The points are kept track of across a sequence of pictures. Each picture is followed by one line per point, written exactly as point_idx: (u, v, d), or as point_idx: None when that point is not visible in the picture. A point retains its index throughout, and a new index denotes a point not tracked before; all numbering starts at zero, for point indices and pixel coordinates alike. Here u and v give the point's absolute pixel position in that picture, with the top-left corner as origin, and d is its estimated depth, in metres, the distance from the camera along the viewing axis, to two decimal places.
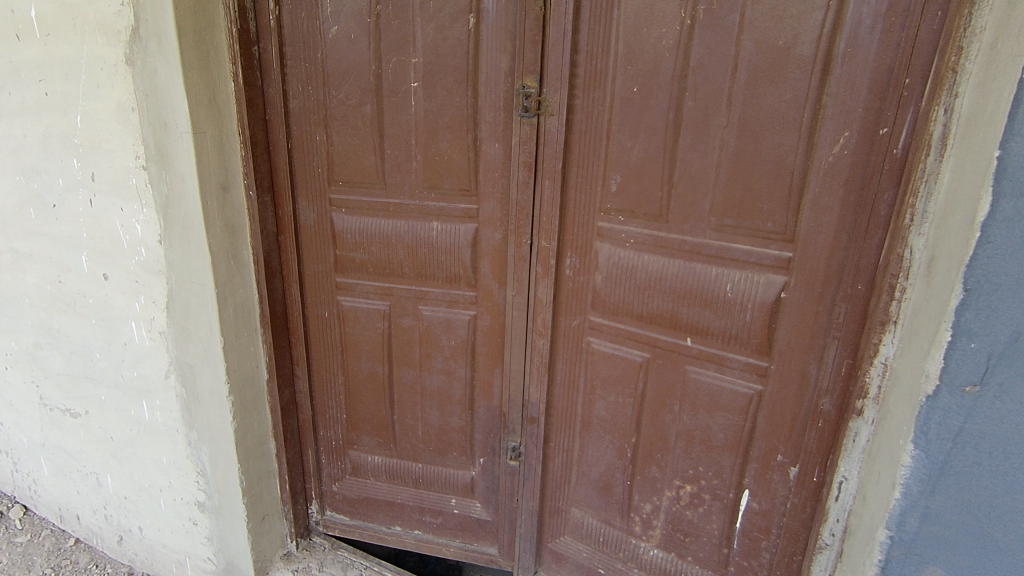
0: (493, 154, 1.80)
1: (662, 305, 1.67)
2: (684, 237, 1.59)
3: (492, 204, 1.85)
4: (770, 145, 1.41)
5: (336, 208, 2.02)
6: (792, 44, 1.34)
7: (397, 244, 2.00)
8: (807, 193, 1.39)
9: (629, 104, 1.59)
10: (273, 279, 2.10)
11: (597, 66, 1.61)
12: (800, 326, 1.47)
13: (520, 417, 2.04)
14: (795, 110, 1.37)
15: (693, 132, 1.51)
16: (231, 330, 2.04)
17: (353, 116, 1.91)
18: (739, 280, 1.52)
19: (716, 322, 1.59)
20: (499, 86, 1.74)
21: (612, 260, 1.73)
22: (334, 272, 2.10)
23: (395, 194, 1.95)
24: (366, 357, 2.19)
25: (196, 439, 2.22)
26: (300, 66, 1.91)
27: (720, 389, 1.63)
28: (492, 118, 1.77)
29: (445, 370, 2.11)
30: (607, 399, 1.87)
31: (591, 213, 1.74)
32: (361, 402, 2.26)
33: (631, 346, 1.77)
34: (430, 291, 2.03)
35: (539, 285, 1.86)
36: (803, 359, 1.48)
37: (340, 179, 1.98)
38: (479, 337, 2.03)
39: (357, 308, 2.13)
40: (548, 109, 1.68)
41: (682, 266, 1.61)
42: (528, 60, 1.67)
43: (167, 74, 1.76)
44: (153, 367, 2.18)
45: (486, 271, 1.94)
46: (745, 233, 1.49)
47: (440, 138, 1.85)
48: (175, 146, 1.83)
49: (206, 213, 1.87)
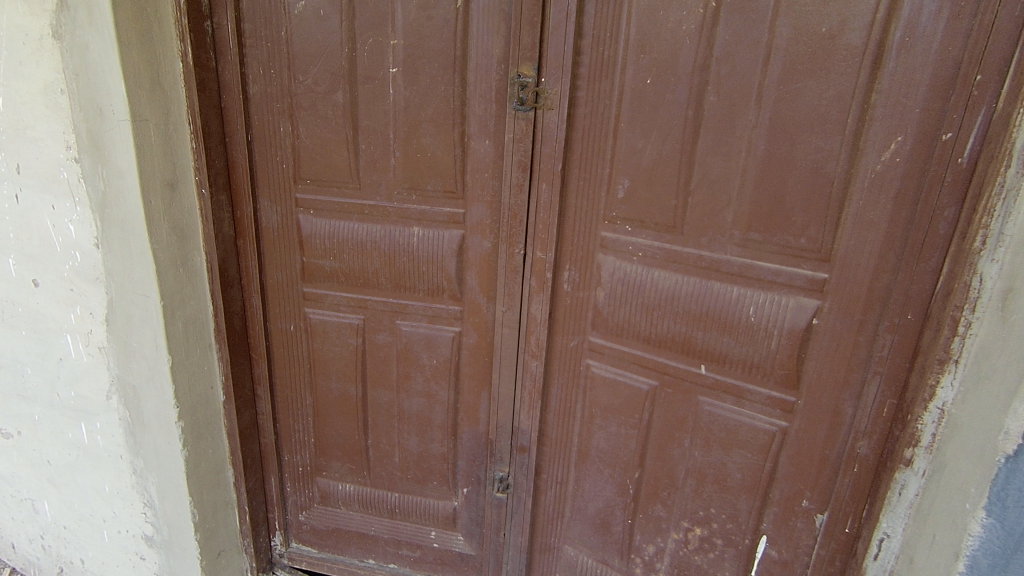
0: (482, 151, 1.59)
1: (673, 327, 1.48)
2: (701, 252, 1.39)
3: (481, 208, 1.64)
4: (806, 148, 1.22)
5: (303, 210, 1.78)
6: (837, 32, 1.14)
7: (372, 252, 1.77)
8: (849, 206, 1.20)
9: (641, 99, 1.39)
10: (230, 289, 1.85)
11: (604, 54, 1.41)
12: (833, 358, 1.28)
13: (509, 445, 1.84)
14: (839, 109, 1.17)
15: (716, 131, 1.32)
16: (181, 348, 1.79)
17: (322, 106, 1.67)
18: (764, 303, 1.34)
19: (735, 349, 1.40)
20: (491, 75, 1.52)
21: (616, 274, 1.53)
22: (301, 282, 1.86)
23: (370, 196, 1.72)
24: (336, 376, 1.96)
25: (142, 467, 1.97)
26: (260, 46, 1.65)
27: (738, 424, 1.44)
28: (482, 110, 1.55)
29: (425, 393, 1.90)
30: (608, 430, 1.67)
31: (593, 221, 1.54)
32: (330, 425, 2.02)
33: (637, 371, 1.58)
34: (410, 305, 1.81)
35: (533, 301, 1.66)
36: (837, 396, 1.29)
37: (308, 177, 1.74)
38: (464, 357, 1.82)
39: (326, 322, 1.90)
40: (547, 102, 1.47)
41: (698, 284, 1.42)
42: (524, 45, 1.45)
43: (101, 51, 1.50)
44: (93, 386, 1.93)
45: (472, 283, 1.72)
46: (773, 250, 1.30)
47: (421, 133, 1.62)
48: (112, 136, 1.56)
49: (148, 215, 1.61)
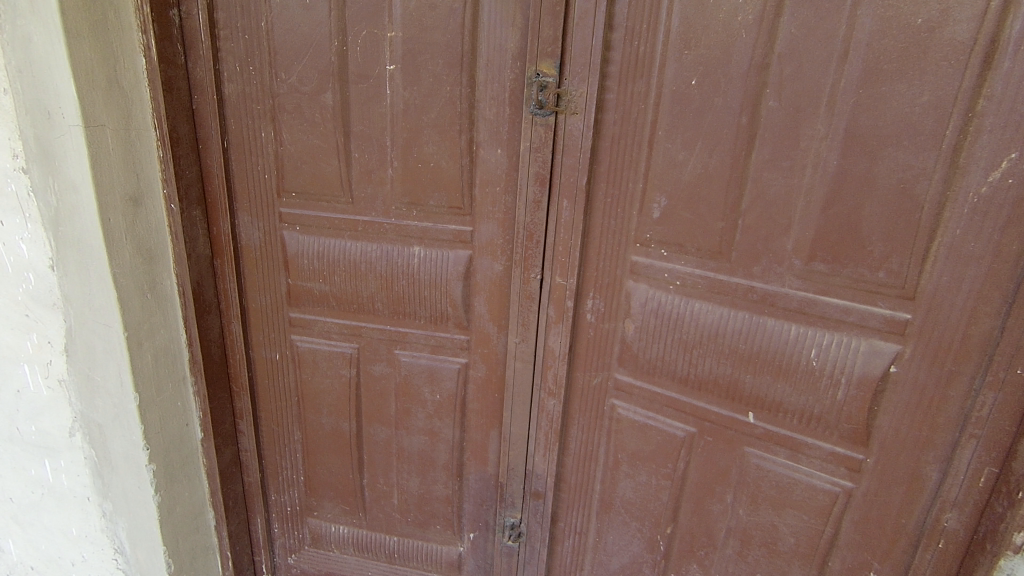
0: (493, 162, 1.38)
1: (716, 368, 1.27)
2: (753, 283, 1.19)
3: (491, 226, 1.43)
4: (890, 164, 1.02)
5: (288, 226, 1.56)
6: (936, 24, 0.94)
7: (366, 274, 1.56)
8: (941, 235, 1.00)
9: (684, 103, 1.17)
10: (206, 315, 1.63)
11: (640, 49, 1.19)
12: (914, 413, 1.09)
13: (521, 490, 1.64)
14: (934, 119, 0.97)
15: (776, 142, 1.11)
16: (151, 383, 1.57)
17: (308, 108, 1.44)
18: (829, 345, 1.13)
19: (790, 398, 1.20)
20: (504, 73, 1.31)
21: (649, 305, 1.32)
22: (287, 306, 1.65)
23: (364, 211, 1.51)
24: (327, 411, 1.75)
25: (111, 511, 1.77)
26: (236, 39, 1.42)
27: (794, 482, 1.25)
28: (493, 114, 1.34)
29: (427, 431, 1.70)
30: (636, 479, 1.47)
31: (622, 244, 1.33)
32: (322, 463, 1.82)
33: (671, 416, 1.38)
34: (410, 333, 1.60)
35: (551, 332, 1.45)
36: (917, 457, 1.11)
37: (293, 189, 1.53)
38: (471, 391, 1.62)
39: (316, 351, 1.69)
40: (570, 106, 1.27)
41: (747, 320, 1.21)
42: (545, 39, 1.24)
43: (47, 45, 1.26)
44: (54, 422, 1.68)
45: (481, 310, 1.52)
46: (843, 283, 1.10)
47: (423, 140, 1.41)
48: (63, 144, 1.33)
49: (108, 235, 1.39)
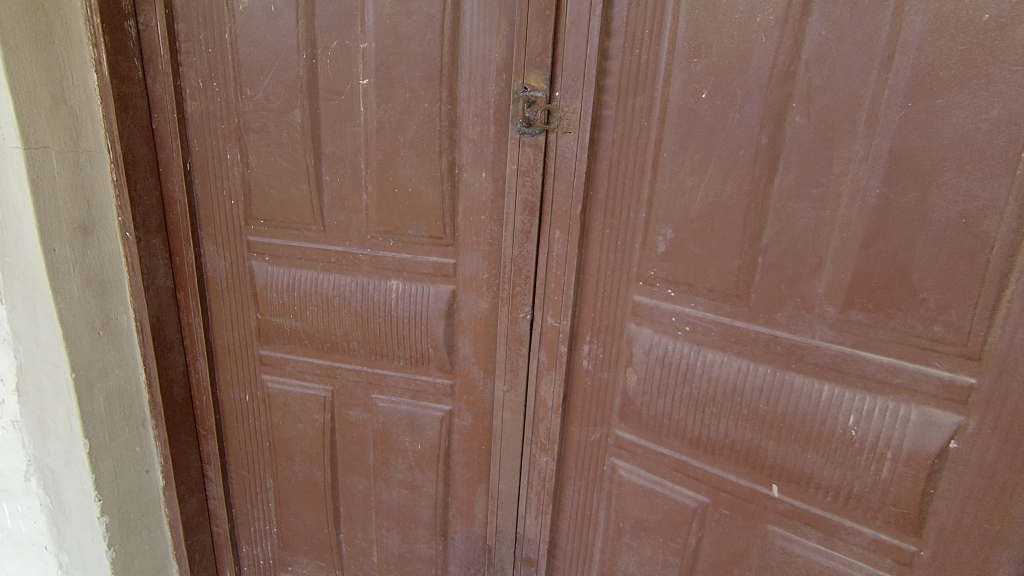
0: (477, 187, 1.22)
1: (734, 431, 1.08)
2: (776, 333, 1.00)
3: (476, 259, 1.26)
4: (948, 194, 0.82)
5: (256, 256, 1.42)
6: (1007, 21, 0.75)
7: (340, 310, 1.40)
8: (1016, 282, 0.80)
9: (693, 119, 0.99)
10: (168, 353, 1.49)
11: (641, 58, 1.02)
12: (981, 500, 0.88)
13: (511, 555, 1.46)
14: (1006, 138, 0.78)
15: (804, 166, 0.92)
16: (105, 427, 1.44)
17: (275, 127, 1.31)
18: (872, 411, 0.93)
19: (823, 471, 1.00)
20: (488, 87, 1.15)
21: (654, 353, 1.14)
22: (256, 343, 1.50)
23: (337, 240, 1.36)
24: (300, 459, 1.59)
25: (68, 563, 1.61)
26: (198, 52, 1.30)
27: (828, 572, 1.04)
28: (475, 133, 1.18)
29: (408, 484, 1.52)
30: (640, 552, 1.27)
31: (623, 282, 1.15)
32: (295, 515, 1.65)
33: (680, 482, 1.18)
34: (388, 375, 1.44)
35: (543, 380, 1.28)
36: (985, 554, 0.89)
37: (261, 216, 1.39)
38: (456, 442, 1.44)
39: (287, 392, 1.53)
40: (561, 124, 1.10)
41: (769, 376, 1.02)
42: (533, 49, 1.08)
43: None
44: (10, 465, 1.54)
45: (466, 352, 1.35)
46: (888, 337, 0.90)
47: (399, 162, 1.25)
48: (4, 168, 1.21)
49: (52, 267, 1.26)
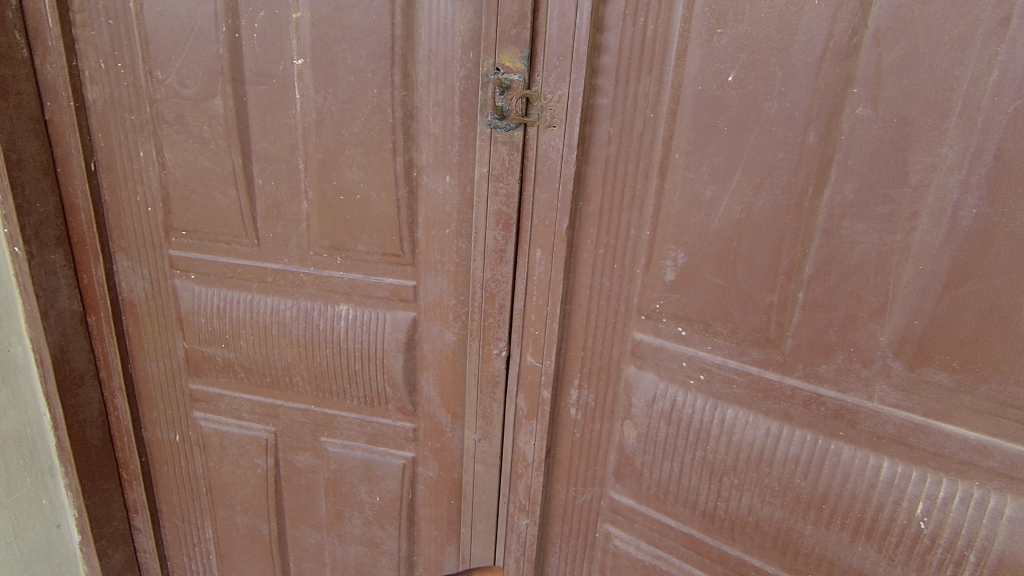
0: (440, 194, 0.97)
1: (760, 508, 0.85)
2: (821, 391, 0.76)
3: (440, 282, 1.02)
4: None
5: (179, 273, 1.18)
6: None
7: (279, 339, 1.16)
8: None
9: (715, 111, 0.75)
10: (77, 388, 1.25)
11: (648, 29, 0.78)
12: None
13: None
14: None
15: (867, 174, 0.68)
16: None
17: (194, 118, 1.06)
18: (949, 500, 0.71)
19: (878, 569, 0.78)
20: (451, 69, 0.90)
21: (659, 406, 0.90)
22: (185, 376, 1.26)
23: (273, 256, 1.11)
24: (240, 508, 1.35)
25: None
26: (97, 24, 1.05)
27: None
28: (436, 127, 0.94)
29: (365, 540, 1.28)
30: None
31: (621, 316, 0.91)
32: (238, 570, 1.42)
33: (690, 562, 0.95)
34: (340, 417, 1.20)
35: (523, 429, 1.04)
36: None
37: (182, 226, 1.14)
38: (421, 495, 1.21)
39: (223, 432, 1.29)
40: (542, 116, 0.86)
41: (809, 444, 0.79)
42: (507, 18, 0.84)
43: None
44: None
45: (430, 393, 1.11)
46: (978, 406, 0.67)
47: (344, 163, 1.01)
48: None
49: None
